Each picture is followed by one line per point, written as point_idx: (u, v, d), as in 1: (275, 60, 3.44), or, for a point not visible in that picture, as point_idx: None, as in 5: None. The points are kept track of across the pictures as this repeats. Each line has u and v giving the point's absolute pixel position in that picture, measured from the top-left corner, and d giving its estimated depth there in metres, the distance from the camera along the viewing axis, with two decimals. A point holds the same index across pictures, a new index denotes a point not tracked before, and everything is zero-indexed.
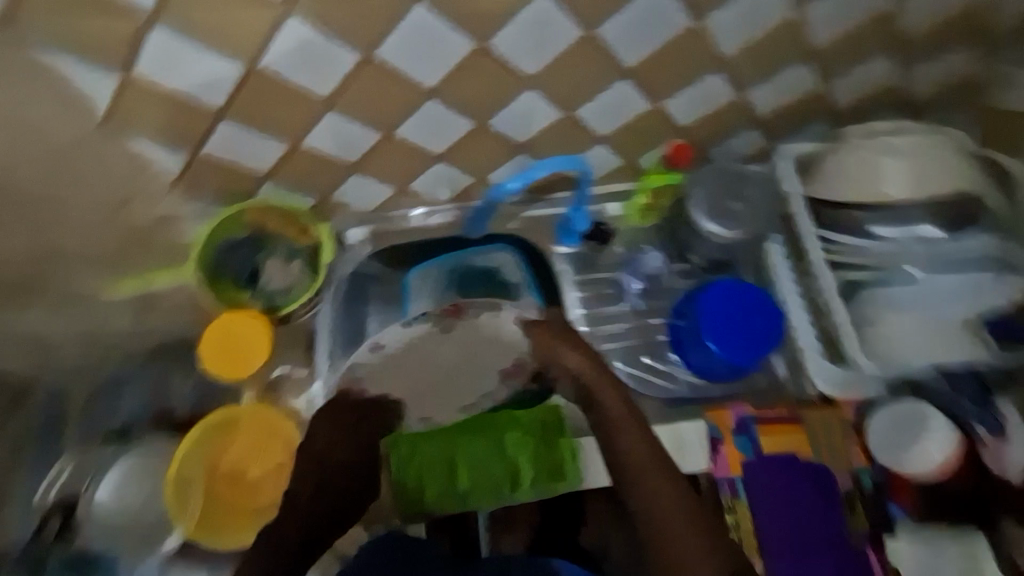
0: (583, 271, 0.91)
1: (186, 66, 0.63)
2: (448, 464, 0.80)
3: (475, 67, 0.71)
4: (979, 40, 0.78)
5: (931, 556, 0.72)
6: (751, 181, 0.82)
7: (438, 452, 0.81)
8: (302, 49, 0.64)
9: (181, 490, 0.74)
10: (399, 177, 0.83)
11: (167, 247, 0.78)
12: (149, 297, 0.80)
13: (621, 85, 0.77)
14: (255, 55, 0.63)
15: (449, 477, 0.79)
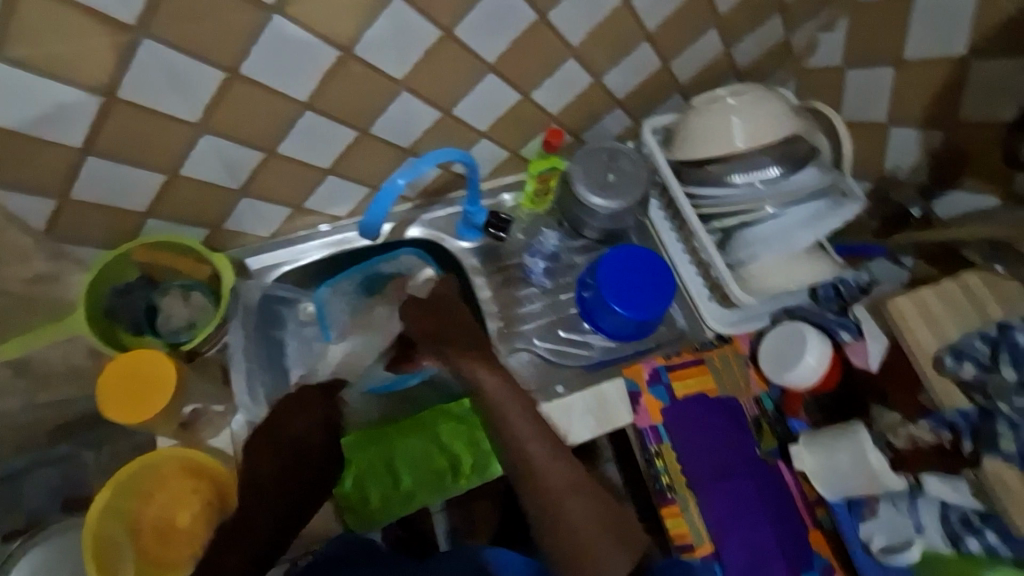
0: (489, 261, 0.96)
1: (20, 105, 0.55)
2: (387, 469, 0.82)
3: (344, 74, 0.67)
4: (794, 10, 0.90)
5: (828, 456, 0.78)
6: (622, 154, 0.90)
7: (376, 459, 0.82)
8: (162, 70, 0.58)
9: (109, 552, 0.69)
10: (290, 198, 0.82)
11: (52, 306, 0.72)
12: (19, 365, 0.68)
13: (488, 80, 0.77)
14: (109, 83, 0.57)
15: (390, 480, 0.81)
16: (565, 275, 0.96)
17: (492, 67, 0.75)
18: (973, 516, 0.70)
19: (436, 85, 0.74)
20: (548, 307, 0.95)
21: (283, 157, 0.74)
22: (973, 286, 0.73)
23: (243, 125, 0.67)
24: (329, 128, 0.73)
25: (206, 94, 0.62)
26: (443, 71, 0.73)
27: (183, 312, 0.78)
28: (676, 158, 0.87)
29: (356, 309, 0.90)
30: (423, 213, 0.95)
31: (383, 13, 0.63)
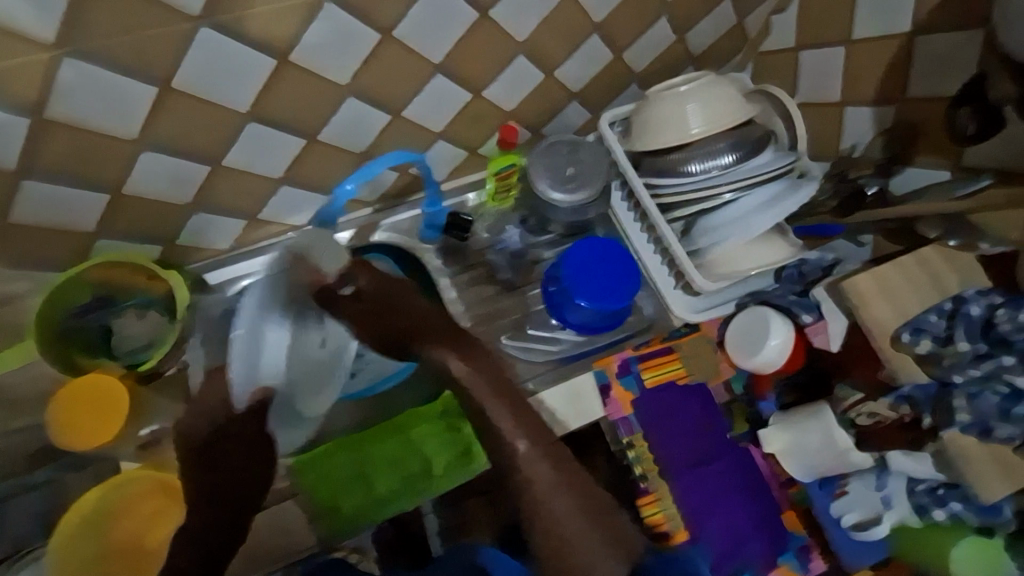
0: (456, 262, 0.95)
1: None
2: (358, 476, 0.80)
3: (286, 81, 0.66)
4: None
5: (796, 439, 0.76)
6: (583, 147, 0.90)
7: (345, 465, 0.80)
8: (89, 87, 0.58)
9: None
10: (246, 209, 0.81)
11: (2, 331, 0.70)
12: None
13: (438, 80, 0.76)
14: (38, 104, 0.57)
15: (362, 487, 0.80)
16: (530, 269, 0.96)
17: (440, 66, 0.74)
18: (939, 487, 0.70)
19: (383, 87, 0.73)
20: (518, 303, 0.95)
21: (231, 168, 0.73)
22: (931, 258, 0.73)
23: (184, 137, 0.67)
24: (275, 136, 0.72)
25: (143, 107, 0.62)
26: (388, 73, 0.72)
27: (141, 330, 0.76)
28: (633, 150, 0.87)
29: None
30: (385, 218, 0.94)
31: (316, 20, 0.63)
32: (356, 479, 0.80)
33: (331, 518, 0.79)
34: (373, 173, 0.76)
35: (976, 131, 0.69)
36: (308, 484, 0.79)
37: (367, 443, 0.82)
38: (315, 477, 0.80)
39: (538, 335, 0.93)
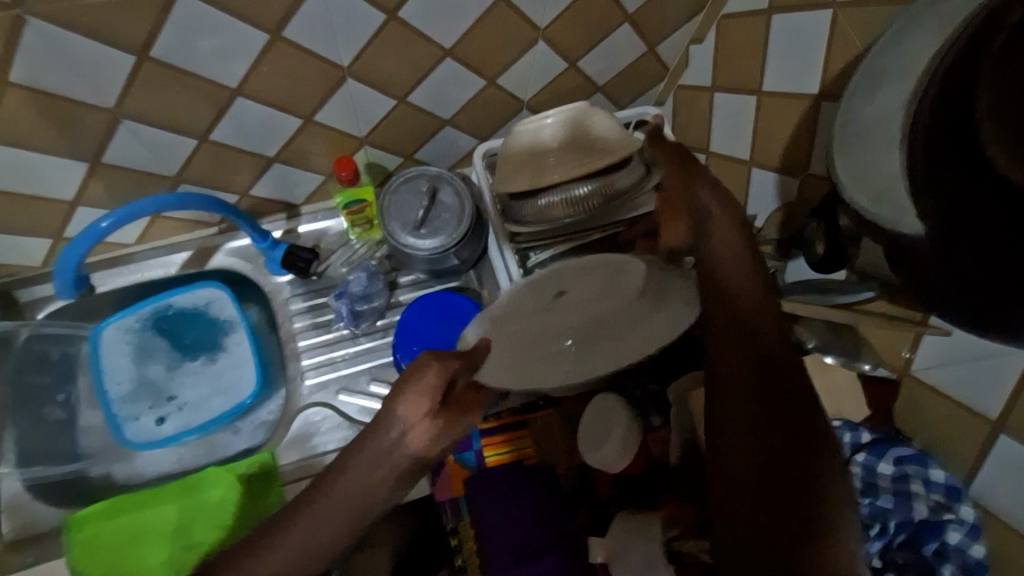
0: (306, 296, 0.84)
1: None
2: (133, 535, 0.70)
3: (24, 103, 0.55)
4: (660, 25, 0.73)
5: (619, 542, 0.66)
6: (444, 182, 0.78)
7: (125, 527, 0.70)
8: None
9: None
10: (38, 233, 0.70)
11: None
12: None
13: (244, 105, 0.63)
14: None
15: (140, 551, 0.69)
16: (377, 318, 0.84)
17: (240, 91, 0.62)
18: None
19: (168, 111, 0.61)
20: (360, 356, 0.83)
21: None
22: None
23: None
24: (35, 160, 0.61)
25: None
26: (166, 97, 0.59)
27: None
28: (498, 191, 0.75)
29: (131, 355, 0.80)
30: (229, 240, 0.83)
31: (24, 37, 0.50)
32: (135, 543, 0.69)
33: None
34: (148, 211, 0.66)
35: (824, 257, 0.57)
36: (76, 545, 0.69)
37: (154, 503, 0.72)
38: (86, 537, 0.69)
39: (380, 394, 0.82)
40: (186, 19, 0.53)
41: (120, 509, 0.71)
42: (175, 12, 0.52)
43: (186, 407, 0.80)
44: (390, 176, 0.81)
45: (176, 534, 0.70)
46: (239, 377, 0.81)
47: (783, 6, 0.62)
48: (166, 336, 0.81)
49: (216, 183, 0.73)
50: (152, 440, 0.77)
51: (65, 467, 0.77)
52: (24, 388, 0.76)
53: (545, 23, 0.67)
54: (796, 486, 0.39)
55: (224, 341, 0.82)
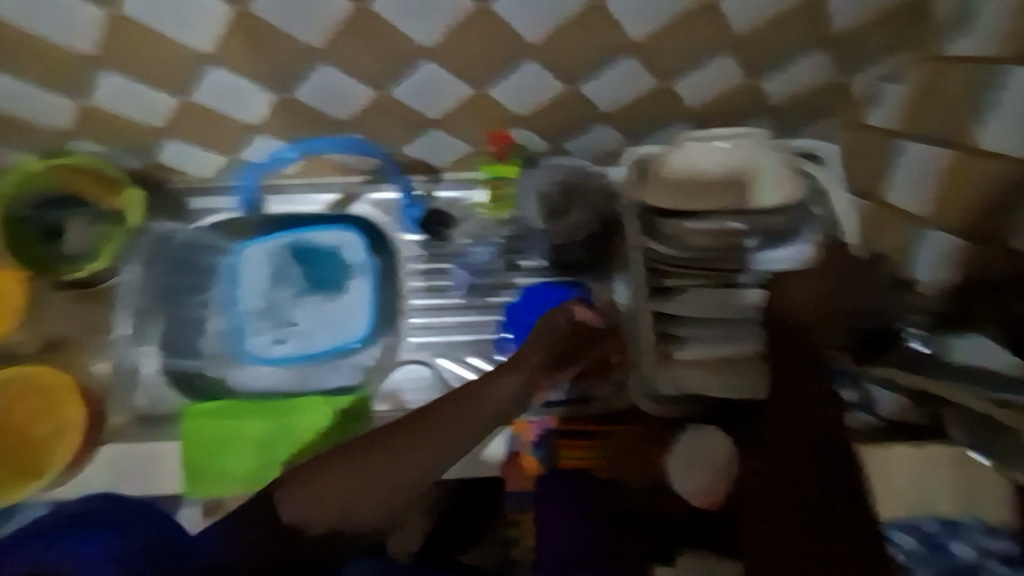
0: (427, 259, 0.88)
1: None
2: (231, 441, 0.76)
3: (249, 31, 0.65)
4: (845, 49, 0.68)
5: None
6: (588, 179, 0.80)
7: (232, 427, 0.76)
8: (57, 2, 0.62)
9: None
10: (220, 146, 0.78)
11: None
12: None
13: (429, 67, 0.70)
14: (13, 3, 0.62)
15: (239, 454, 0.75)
16: (488, 293, 0.85)
17: (427, 52, 0.68)
18: None
19: (357, 57, 0.68)
20: (459, 329, 0.85)
21: (199, 103, 0.72)
22: (935, 462, 0.61)
23: (146, 66, 0.68)
24: (240, 83, 0.70)
25: (91, 27, 0.64)
26: (363, 43, 0.66)
27: (84, 236, 0.78)
28: (644, 205, 0.74)
29: (269, 273, 0.87)
30: (371, 191, 0.89)
31: None
32: (235, 444, 0.76)
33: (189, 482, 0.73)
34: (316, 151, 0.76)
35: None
36: (188, 433, 0.76)
37: (259, 413, 0.77)
38: (197, 427, 0.76)
39: (479, 370, 0.82)
40: None
41: (230, 411, 0.77)
42: None
43: (299, 333, 0.85)
44: (533, 161, 0.80)
45: (263, 454, 0.75)
46: (350, 317, 0.85)
47: (993, 51, 0.57)
48: (299, 267, 0.87)
49: (377, 134, 0.78)
50: (268, 358, 0.83)
51: (185, 362, 0.83)
52: (170, 285, 0.84)
53: (720, 32, 0.67)
54: (814, 539, 0.54)
55: (343, 279, 0.87)
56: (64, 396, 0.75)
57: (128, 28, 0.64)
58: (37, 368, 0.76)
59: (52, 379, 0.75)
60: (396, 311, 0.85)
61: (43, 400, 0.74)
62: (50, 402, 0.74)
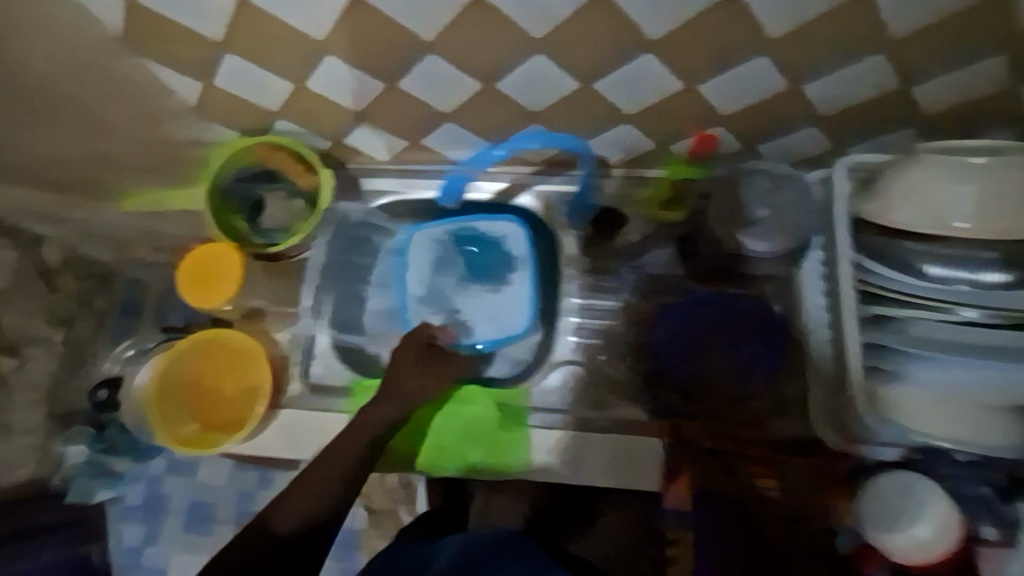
0: (589, 255, 0.84)
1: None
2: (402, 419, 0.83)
3: (474, 22, 0.58)
4: None
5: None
6: (790, 185, 0.72)
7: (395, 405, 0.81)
8: None
9: (166, 399, 0.78)
10: (409, 130, 0.79)
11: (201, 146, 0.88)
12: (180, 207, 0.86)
13: (644, 61, 0.61)
14: None
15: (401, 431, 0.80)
16: (658, 301, 0.81)
17: (653, 45, 0.59)
18: None
19: (577, 52, 0.61)
20: (624, 332, 0.81)
21: (401, 91, 0.70)
22: None
23: (357, 56, 0.64)
24: (450, 73, 0.66)
25: (332, 13, 0.58)
26: (589, 33, 0.58)
27: (281, 213, 0.81)
28: (860, 215, 0.66)
29: (433, 256, 0.88)
30: (541, 181, 0.86)
31: None
32: (398, 420, 0.80)
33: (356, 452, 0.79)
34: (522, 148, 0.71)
35: None
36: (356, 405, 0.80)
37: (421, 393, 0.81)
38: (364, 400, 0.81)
39: (640, 374, 0.80)
40: None
41: (395, 388, 0.82)
42: None
43: (459, 324, 0.86)
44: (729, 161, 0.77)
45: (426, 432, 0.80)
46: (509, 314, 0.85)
47: None
48: (463, 253, 0.88)
49: (564, 129, 0.75)
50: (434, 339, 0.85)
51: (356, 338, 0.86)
52: (347, 262, 0.88)
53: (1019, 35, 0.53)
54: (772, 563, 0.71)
55: (503, 274, 0.86)
56: (253, 360, 0.79)
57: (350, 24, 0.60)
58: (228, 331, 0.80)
59: (241, 342, 0.79)
60: (558, 308, 0.83)
61: (236, 362, 0.79)
62: (242, 364, 0.79)
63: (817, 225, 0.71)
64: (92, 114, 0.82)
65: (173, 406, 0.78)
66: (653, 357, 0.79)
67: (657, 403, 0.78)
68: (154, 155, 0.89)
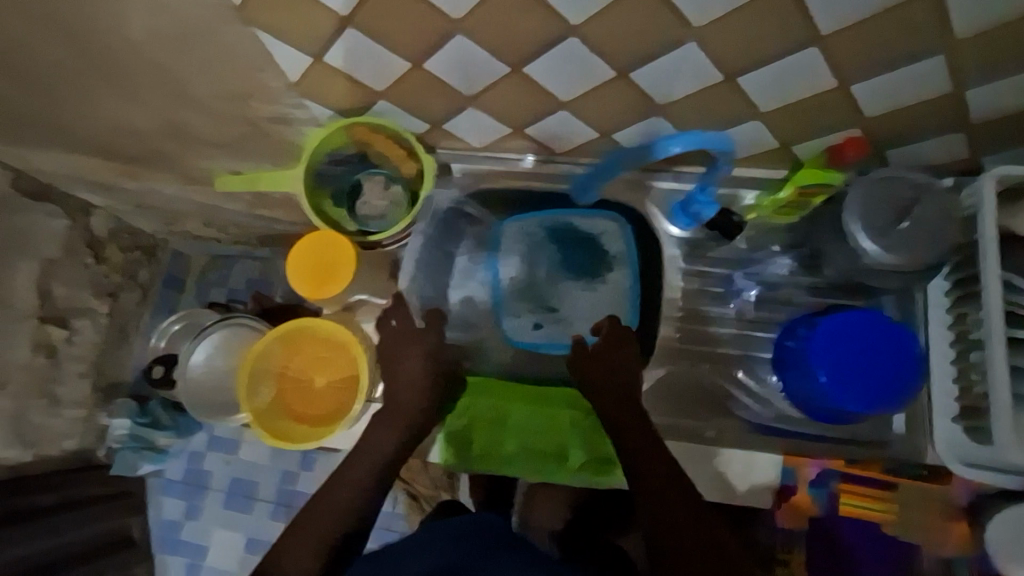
0: (691, 259, 0.80)
1: None
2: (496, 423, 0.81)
3: (633, 6, 0.54)
4: None
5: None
6: (929, 195, 0.65)
7: (491, 410, 0.81)
8: None
9: (254, 381, 0.76)
10: (516, 119, 0.74)
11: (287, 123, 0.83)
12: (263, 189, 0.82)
13: (805, 54, 0.57)
14: None
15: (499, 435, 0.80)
16: (773, 312, 0.77)
17: (822, 39, 0.54)
18: None
19: (735, 42, 0.56)
20: (731, 338, 0.78)
21: (522, 77, 0.66)
22: None
23: (489, 37, 0.60)
24: (585, 59, 0.61)
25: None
26: (755, 23, 0.54)
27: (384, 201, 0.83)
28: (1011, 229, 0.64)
29: (523, 251, 0.84)
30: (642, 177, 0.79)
31: None
32: (495, 425, 0.81)
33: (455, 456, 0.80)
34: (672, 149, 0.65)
35: None
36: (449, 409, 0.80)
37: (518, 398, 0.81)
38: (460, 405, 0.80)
39: (743, 386, 0.76)
40: None
41: (492, 392, 0.82)
42: None
43: (554, 321, 0.82)
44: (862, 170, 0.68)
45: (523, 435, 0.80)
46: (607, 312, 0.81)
47: None
48: (556, 249, 0.83)
49: (685, 124, 0.71)
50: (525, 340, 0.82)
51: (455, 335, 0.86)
52: (442, 254, 0.86)
53: None
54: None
55: (602, 270, 0.81)
56: (346, 351, 0.77)
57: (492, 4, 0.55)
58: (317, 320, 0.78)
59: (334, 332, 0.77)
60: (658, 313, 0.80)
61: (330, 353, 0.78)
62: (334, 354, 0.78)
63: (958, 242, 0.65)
64: (175, 87, 0.77)
65: (260, 381, 0.77)
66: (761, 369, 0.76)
67: (766, 422, 0.75)
68: (239, 126, 0.85)
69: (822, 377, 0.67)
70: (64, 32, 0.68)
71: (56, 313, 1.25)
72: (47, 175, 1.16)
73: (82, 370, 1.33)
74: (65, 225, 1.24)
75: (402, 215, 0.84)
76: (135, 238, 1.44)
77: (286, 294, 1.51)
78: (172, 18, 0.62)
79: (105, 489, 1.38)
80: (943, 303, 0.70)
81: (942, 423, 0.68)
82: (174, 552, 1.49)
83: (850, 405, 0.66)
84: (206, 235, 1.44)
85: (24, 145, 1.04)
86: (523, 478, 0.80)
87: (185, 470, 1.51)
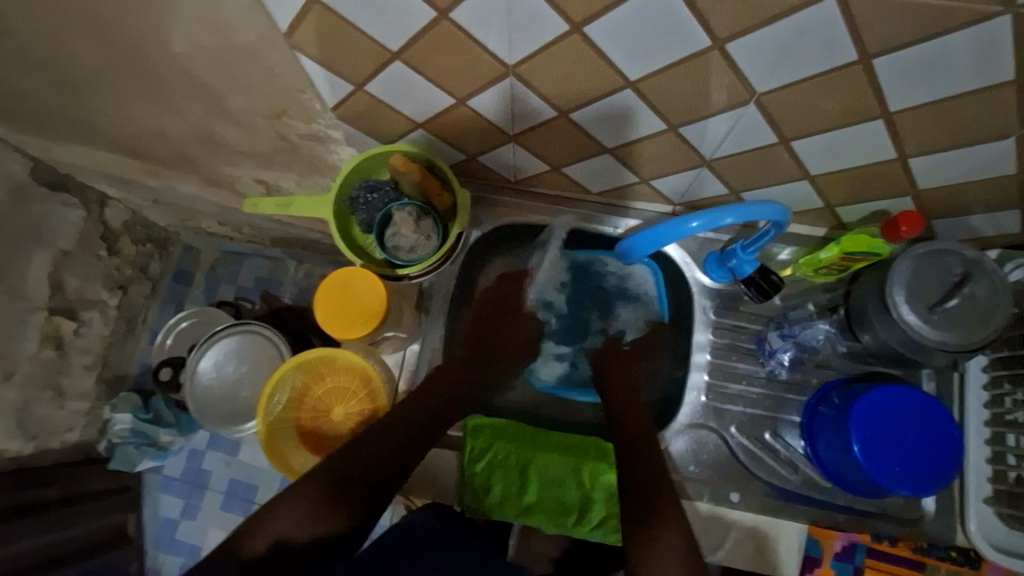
0: (723, 311, 0.79)
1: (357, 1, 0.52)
2: (520, 470, 0.79)
3: (697, 69, 0.52)
4: None
5: None
6: (982, 274, 0.62)
7: (515, 455, 0.79)
8: (510, 13, 0.49)
9: (271, 393, 0.83)
10: (556, 158, 0.73)
11: (319, 141, 0.82)
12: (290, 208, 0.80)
13: (867, 127, 0.54)
14: (447, 5, 0.50)
15: (520, 484, 0.78)
16: (807, 375, 0.76)
17: (888, 115, 0.52)
18: None
19: (795, 110, 0.55)
20: (759, 398, 0.76)
21: (570, 122, 0.64)
22: None
23: (542, 84, 0.58)
24: (637, 111, 0.60)
25: (537, 42, 0.52)
26: (821, 95, 0.52)
27: (411, 232, 0.83)
28: None
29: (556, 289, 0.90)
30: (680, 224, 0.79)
31: (796, 17, 0.44)
32: (518, 472, 0.79)
33: (473, 502, 0.77)
34: (721, 220, 0.58)
35: None
36: (471, 450, 0.78)
37: (543, 447, 0.79)
38: (480, 448, 0.78)
39: (770, 448, 0.75)
40: (968, 45, 0.43)
41: (515, 436, 0.79)
42: (946, 37, 0.43)
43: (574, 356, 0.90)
44: (915, 241, 0.66)
45: (546, 485, 0.78)
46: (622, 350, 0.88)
47: None
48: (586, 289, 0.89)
49: (730, 179, 0.69)
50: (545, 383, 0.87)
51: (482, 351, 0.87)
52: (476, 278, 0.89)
53: None
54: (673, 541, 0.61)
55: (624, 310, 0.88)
56: (356, 393, 0.83)
57: (550, 53, 0.53)
58: (344, 355, 0.83)
59: (352, 372, 0.83)
60: (692, 362, 0.78)
61: (343, 390, 0.83)
62: (345, 393, 0.83)
63: (1010, 320, 0.63)
64: (209, 99, 0.75)
65: (275, 394, 0.84)
66: (787, 430, 0.75)
67: (793, 488, 0.74)
68: (270, 140, 0.83)
69: (854, 446, 0.65)
70: (103, 37, 0.66)
71: (67, 305, 1.23)
72: (66, 166, 1.14)
73: (88, 363, 1.31)
74: (81, 216, 1.22)
75: (433, 250, 0.84)
76: (150, 232, 1.42)
77: (295, 297, 1.50)
78: (217, 38, 0.60)
79: (106, 484, 1.36)
80: (979, 377, 0.70)
81: (975, 502, 0.68)
82: (168, 550, 1.46)
83: (886, 482, 0.63)
84: (220, 233, 1.42)
85: (48, 137, 1.02)
86: (542, 528, 0.78)
87: (184, 468, 1.49)
